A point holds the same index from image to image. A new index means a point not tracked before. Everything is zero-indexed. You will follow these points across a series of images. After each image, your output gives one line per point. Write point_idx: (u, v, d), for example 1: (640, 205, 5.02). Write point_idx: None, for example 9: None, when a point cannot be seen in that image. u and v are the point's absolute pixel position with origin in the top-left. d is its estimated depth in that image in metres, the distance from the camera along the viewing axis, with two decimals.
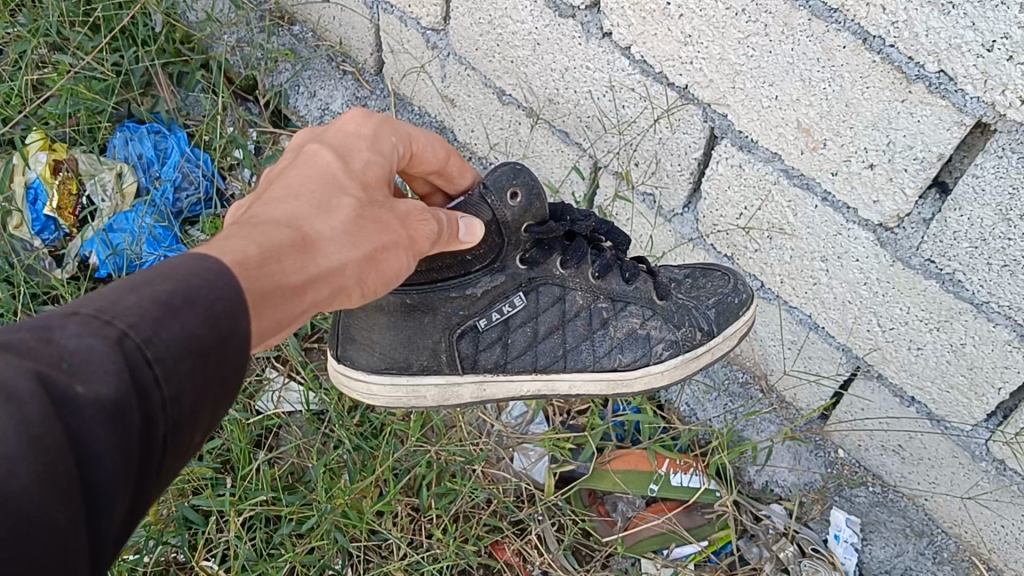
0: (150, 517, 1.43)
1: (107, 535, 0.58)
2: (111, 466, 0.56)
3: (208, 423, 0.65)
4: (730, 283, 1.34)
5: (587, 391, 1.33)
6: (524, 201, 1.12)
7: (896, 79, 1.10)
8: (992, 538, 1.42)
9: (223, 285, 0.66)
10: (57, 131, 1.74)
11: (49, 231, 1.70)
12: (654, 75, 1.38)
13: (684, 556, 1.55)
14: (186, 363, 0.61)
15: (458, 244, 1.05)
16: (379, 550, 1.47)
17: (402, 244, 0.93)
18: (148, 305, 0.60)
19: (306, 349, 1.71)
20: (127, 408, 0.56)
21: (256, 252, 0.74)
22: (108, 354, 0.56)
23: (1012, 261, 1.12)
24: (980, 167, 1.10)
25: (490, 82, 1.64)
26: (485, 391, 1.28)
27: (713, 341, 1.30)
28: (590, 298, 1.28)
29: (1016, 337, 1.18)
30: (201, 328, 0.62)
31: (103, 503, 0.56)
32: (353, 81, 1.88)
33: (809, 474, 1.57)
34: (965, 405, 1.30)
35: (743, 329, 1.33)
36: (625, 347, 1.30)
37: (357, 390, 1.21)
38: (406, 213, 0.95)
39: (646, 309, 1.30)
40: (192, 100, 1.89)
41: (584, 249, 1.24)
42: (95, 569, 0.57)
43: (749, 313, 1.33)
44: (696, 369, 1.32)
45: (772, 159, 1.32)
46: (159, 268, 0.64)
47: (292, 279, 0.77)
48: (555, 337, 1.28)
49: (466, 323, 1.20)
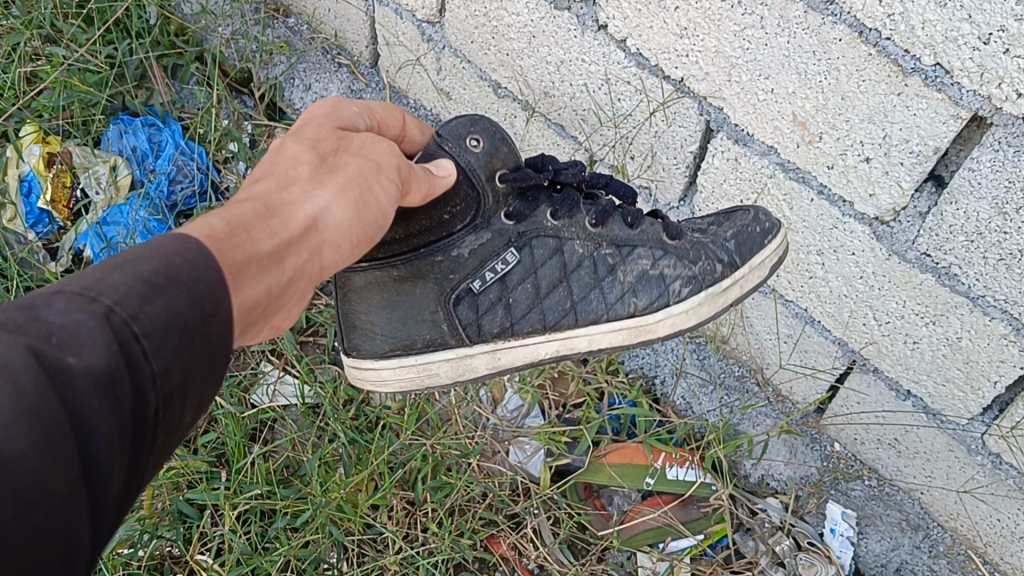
0: (144, 510, 1.42)
1: (107, 505, 0.61)
2: (107, 435, 0.59)
3: (198, 401, 0.68)
4: (750, 215, 1.24)
5: (609, 344, 1.27)
6: (488, 146, 1.11)
7: (892, 72, 1.10)
8: (987, 531, 1.42)
9: (201, 263, 0.69)
10: (51, 123, 1.71)
11: (44, 224, 1.70)
12: (650, 67, 1.37)
13: (680, 549, 1.54)
14: (173, 338, 0.64)
15: (435, 183, 1.05)
16: (373, 544, 1.47)
17: (371, 177, 0.93)
18: (132, 282, 0.63)
19: (301, 342, 1.70)
20: (118, 379, 0.59)
21: (224, 226, 0.77)
22: (97, 328, 0.59)
23: (1008, 255, 1.12)
24: (976, 160, 1.09)
25: (485, 74, 1.63)
26: (501, 360, 1.25)
27: (738, 273, 1.23)
28: (591, 246, 1.23)
29: (1011, 331, 1.18)
30: (184, 305, 0.65)
31: (101, 472, 0.59)
32: (347, 73, 1.87)
33: (805, 468, 1.57)
34: (961, 399, 1.30)
35: (773, 259, 1.24)
36: (639, 290, 1.24)
37: (369, 379, 1.22)
38: (367, 151, 0.96)
39: (657, 250, 1.24)
40: (187, 93, 1.90)
41: (576, 197, 1.22)
42: (96, 535, 0.61)
43: (780, 247, 1.24)
44: (723, 304, 1.25)
45: (767, 152, 1.32)
46: (140, 249, 0.66)
47: (265, 246, 0.79)
48: (560, 291, 1.24)
49: (458, 287, 1.19)
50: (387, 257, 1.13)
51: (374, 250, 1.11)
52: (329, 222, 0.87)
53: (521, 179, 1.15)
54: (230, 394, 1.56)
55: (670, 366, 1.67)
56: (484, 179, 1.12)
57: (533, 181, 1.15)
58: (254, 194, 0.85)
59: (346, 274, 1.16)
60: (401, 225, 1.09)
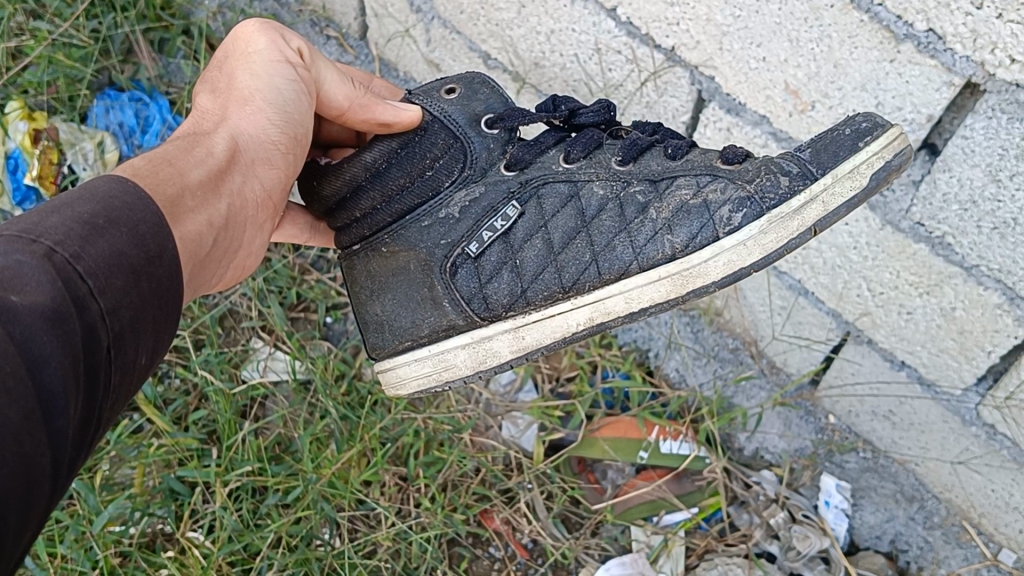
0: (136, 488, 1.42)
1: (67, 437, 0.65)
2: (60, 366, 0.63)
3: (152, 342, 0.75)
4: (847, 120, 1.04)
5: (651, 300, 1.07)
6: (465, 91, 1.12)
7: (883, 39, 1.08)
8: (982, 502, 1.40)
9: (139, 205, 0.77)
10: (37, 99, 1.70)
11: (31, 201, 1.69)
12: (641, 37, 1.35)
13: (674, 523, 1.54)
14: (118, 278, 0.70)
15: (371, 101, 1.10)
16: (366, 520, 1.46)
17: (263, 76, 1.02)
18: (71, 225, 0.70)
19: (291, 319, 1.68)
20: (66, 315, 0.65)
21: (148, 163, 0.88)
22: (39, 267, 0.65)
23: (1002, 224, 1.11)
24: (969, 128, 1.08)
25: (474, 45, 1.61)
26: (525, 340, 1.11)
27: (816, 185, 1.00)
28: (617, 187, 1.09)
29: (1005, 300, 1.17)
30: (125, 245, 0.72)
31: (57, 403, 0.63)
32: (336, 45, 1.84)
33: (800, 441, 1.57)
34: (955, 369, 1.29)
35: (870, 169, 0.98)
36: (676, 225, 1.06)
37: (390, 382, 1.17)
38: (248, 50, 1.05)
39: (702, 177, 1.07)
40: (174, 67, 1.85)
41: (596, 136, 1.12)
42: (58, 468, 0.64)
43: (895, 145, 0.98)
44: (798, 231, 1.01)
45: (760, 121, 1.30)
46: (80, 195, 0.74)
47: (198, 174, 0.92)
48: (578, 242, 1.10)
49: (453, 252, 1.11)
50: (374, 232, 1.12)
51: (360, 227, 1.12)
52: (250, 136, 1.00)
53: (509, 118, 1.10)
54: (221, 370, 1.55)
55: (664, 339, 1.64)
56: (465, 124, 1.10)
57: (525, 120, 1.09)
58: (178, 136, 0.98)
59: (347, 260, 1.17)
60: (375, 187, 1.10)
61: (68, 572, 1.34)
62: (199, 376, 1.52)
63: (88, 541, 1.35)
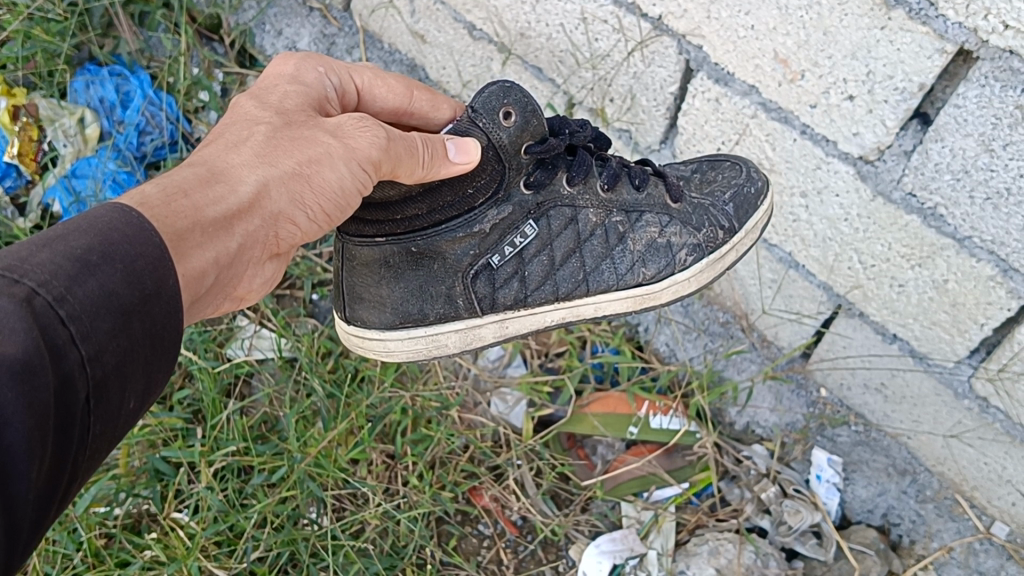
0: (120, 468, 1.41)
1: (28, 500, 0.61)
2: (24, 426, 0.59)
3: (141, 386, 0.73)
4: (742, 172, 1.21)
5: (614, 312, 1.20)
6: (520, 121, 1.03)
7: (874, 5, 1.06)
8: (975, 475, 1.38)
9: (140, 243, 0.74)
10: (15, 75, 1.67)
11: (11, 177, 1.68)
12: (627, 5, 1.32)
13: (664, 498, 1.53)
14: (106, 321, 0.68)
15: (436, 163, 0.98)
16: (353, 498, 1.45)
17: (335, 156, 0.94)
18: (61, 261, 0.68)
19: (277, 296, 1.66)
20: (38, 368, 0.61)
21: (161, 191, 0.82)
22: (18, 312, 0.62)
23: (995, 194, 1.09)
24: (962, 96, 1.06)
25: (460, 16, 1.58)
26: (509, 329, 1.19)
27: (735, 237, 1.19)
28: (603, 214, 1.15)
29: (999, 272, 1.15)
30: (119, 285, 0.70)
31: (19, 467, 0.59)
32: (319, 18, 1.81)
33: (791, 415, 1.55)
34: (947, 342, 1.27)
35: (762, 223, 1.21)
36: (649, 260, 1.17)
37: (374, 349, 1.16)
38: (343, 130, 0.97)
39: (663, 216, 1.17)
40: (155, 41, 1.82)
41: (589, 160, 1.13)
42: (14, 531, 0.61)
43: (762, 221, 1.20)
44: (721, 270, 1.20)
45: (749, 91, 1.27)
46: (76, 225, 0.71)
47: (211, 212, 0.85)
48: (573, 262, 1.16)
49: (477, 262, 1.11)
50: (406, 232, 1.06)
51: (393, 227, 1.05)
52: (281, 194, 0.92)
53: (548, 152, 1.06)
54: (205, 349, 1.54)
55: (653, 313, 1.62)
56: (510, 152, 1.05)
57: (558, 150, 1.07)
58: (211, 158, 0.91)
59: (359, 244, 1.08)
60: (424, 199, 1.03)
61: (52, 554, 1.33)
62: (183, 355, 1.51)
63: (72, 523, 1.34)
